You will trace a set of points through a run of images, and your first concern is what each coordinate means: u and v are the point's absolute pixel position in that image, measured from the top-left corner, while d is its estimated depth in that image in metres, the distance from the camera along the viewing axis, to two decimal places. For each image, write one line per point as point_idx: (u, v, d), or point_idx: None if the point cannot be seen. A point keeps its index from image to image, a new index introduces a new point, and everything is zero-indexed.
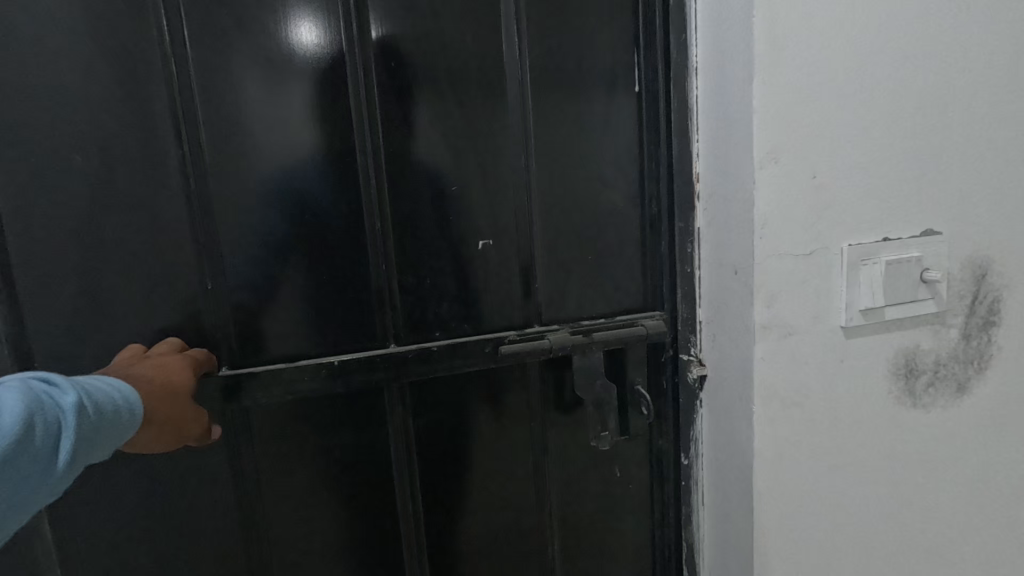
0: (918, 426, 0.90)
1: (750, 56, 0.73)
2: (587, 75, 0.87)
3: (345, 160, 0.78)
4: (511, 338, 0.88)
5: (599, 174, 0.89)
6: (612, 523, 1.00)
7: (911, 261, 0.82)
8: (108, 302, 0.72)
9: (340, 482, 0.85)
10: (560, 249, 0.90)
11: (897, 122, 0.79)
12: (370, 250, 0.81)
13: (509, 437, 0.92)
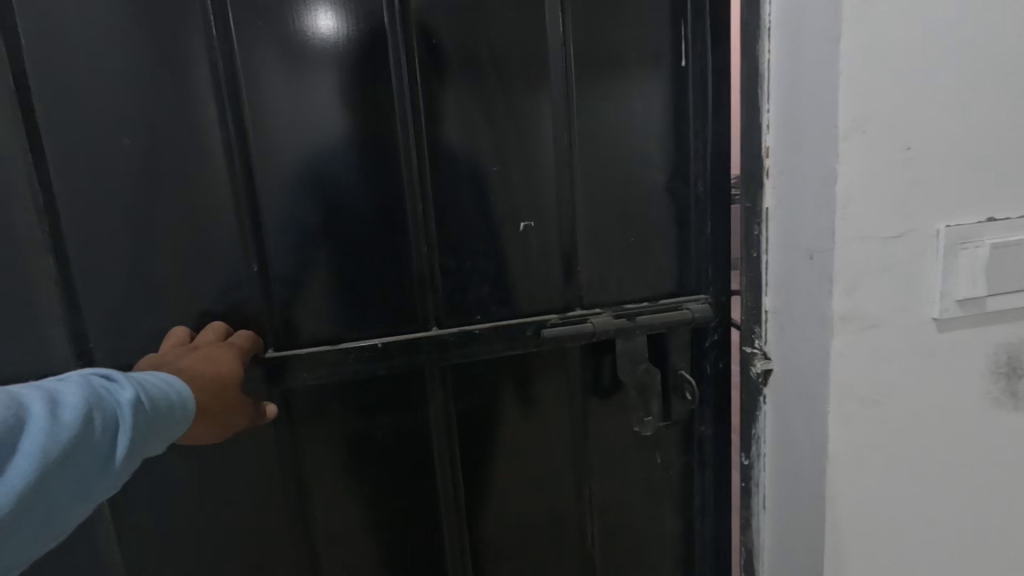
0: (1014, 429, 0.82)
1: (838, 12, 0.65)
2: (634, 51, 0.83)
3: (385, 144, 0.77)
4: (554, 322, 0.86)
5: (646, 152, 0.86)
6: (651, 512, 0.98)
7: (1020, 246, 0.74)
8: (159, 287, 0.73)
9: (382, 464, 0.85)
10: (604, 232, 0.87)
11: (1002, 88, 0.71)
12: (411, 232, 0.80)
13: (551, 423, 0.91)
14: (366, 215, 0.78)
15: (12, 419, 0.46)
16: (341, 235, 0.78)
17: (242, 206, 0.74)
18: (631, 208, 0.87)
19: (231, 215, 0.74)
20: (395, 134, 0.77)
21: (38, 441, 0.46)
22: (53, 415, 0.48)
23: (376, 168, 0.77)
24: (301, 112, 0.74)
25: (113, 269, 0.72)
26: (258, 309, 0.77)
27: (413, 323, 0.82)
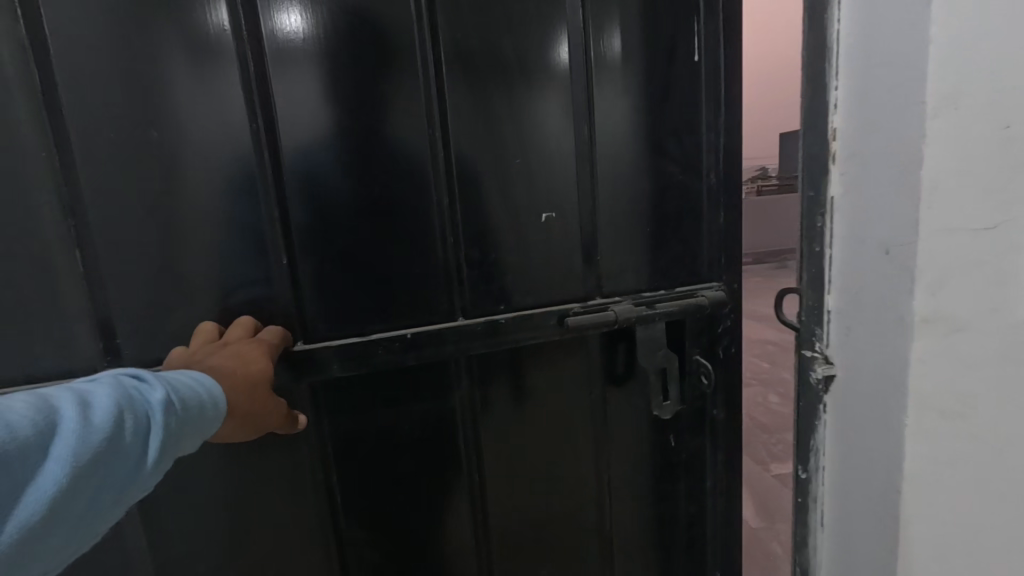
0: None
1: None
2: (646, 43, 0.84)
3: (397, 134, 0.75)
4: (576, 310, 0.85)
5: (654, 139, 0.87)
6: (666, 498, 1.00)
7: None
8: (183, 283, 0.72)
9: (405, 455, 0.84)
10: (621, 224, 0.88)
11: None
12: (436, 222, 0.78)
13: (570, 411, 0.91)
14: (390, 207, 0.76)
15: (43, 423, 0.45)
16: (365, 226, 0.76)
17: (238, 201, 0.72)
18: (640, 198, 0.88)
19: (250, 211, 0.72)
20: (416, 122, 0.76)
21: (68, 445, 0.45)
22: (84, 418, 0.47)
23: (397, 159, 0.76)
24: (316, 105, 0.72)
25: (136, 268, 0.71)
26: (281, 303, 0.75)
27: (438, 314, 0.80)
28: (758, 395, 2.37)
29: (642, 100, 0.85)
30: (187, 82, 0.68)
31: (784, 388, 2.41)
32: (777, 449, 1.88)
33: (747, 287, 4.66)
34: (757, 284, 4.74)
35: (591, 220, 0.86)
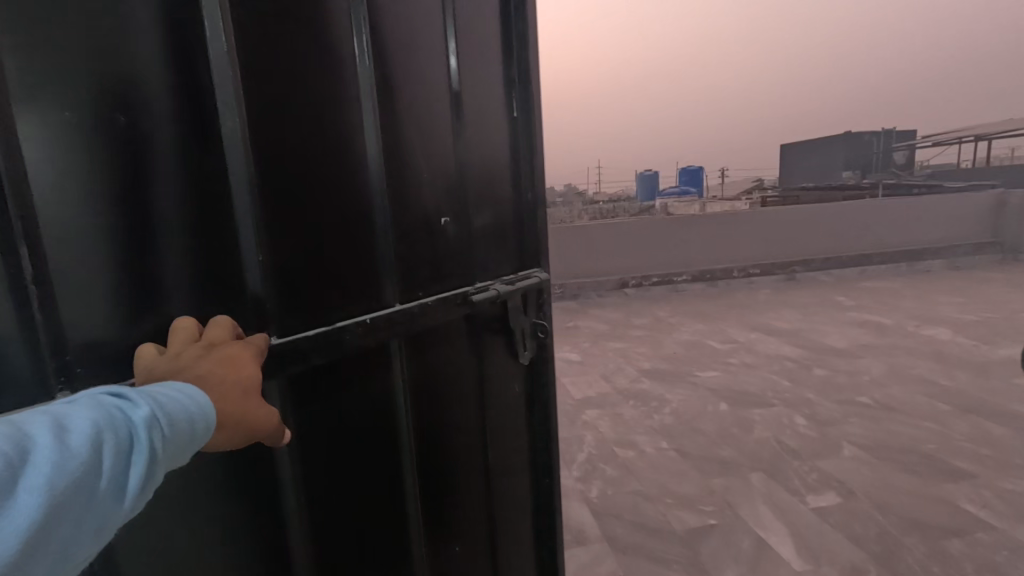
0: None
1: None
2: (490, 16, 0.78)
3: (302, 89, 0.55)
4: (473, 292, 0.76)
5: (486, 144, 0.80)
6: (524, 493, 0.94)
7: None
8: (137, 315, 0.46)
9: (350, 456, 0.64)
10: (482, 215, 0.80)
11: None
12: (369, 196, 0.63)
13: (460, 407, 0.80)
14: (332, 171, 0.59)
15: (9, 454, 0.30)
16: (274, 208, 0.54)
17: (187, 196, 0.48)
18: (488, 192, 0.81)
19: (218, 183, 0.50)
20: (320, 103, 0.57)
21: (41, 475, 0.31)
22: (58, 442, 0.32)
23: (297, 113, 0.55)
24: (240, 48, 0.50)
25: (103, 294, 0.44)
26: (251, 296, 0.53)
27: (368, 297, 0.63)
28: (783, 415, 2.23)
29: (479, 104, 0.78)
30: (29, 104, 0.39)
31: (809, 409, 2.27)
32: (812, 478, 1.75)
33: (755, 300, 4.56)
34: (765, 297, 4.64)
35: (459, 211, 0.76)
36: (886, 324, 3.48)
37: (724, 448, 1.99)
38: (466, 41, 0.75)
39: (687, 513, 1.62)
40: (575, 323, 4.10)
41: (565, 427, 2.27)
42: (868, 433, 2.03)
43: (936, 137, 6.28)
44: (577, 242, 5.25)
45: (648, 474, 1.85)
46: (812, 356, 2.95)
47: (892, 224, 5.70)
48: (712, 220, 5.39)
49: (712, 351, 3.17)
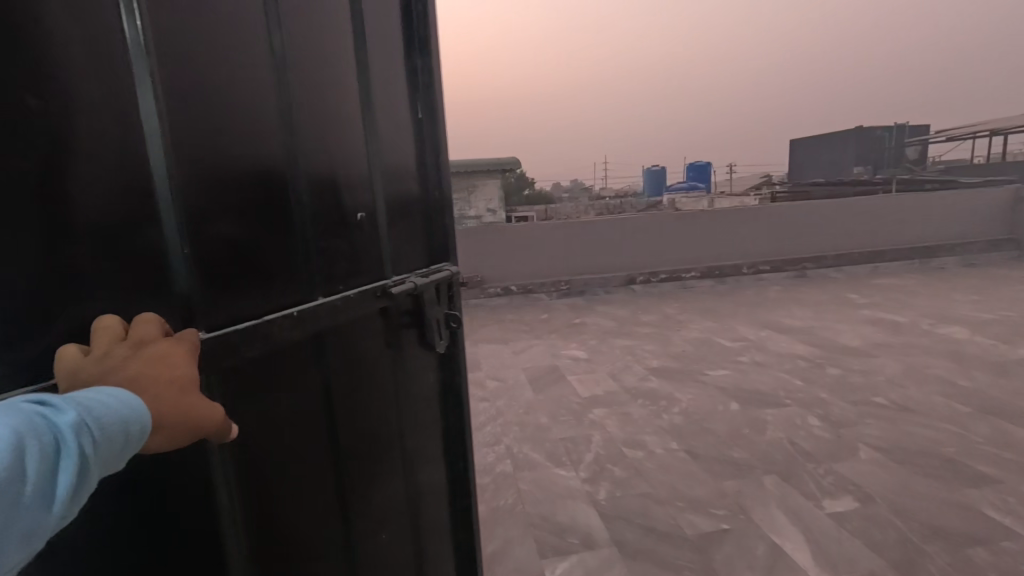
0: None
1: None
2: (392, 21, 0.81)
3: (219, 76, 0.53)
4: (391, 284, 0.77)
5: (396, 141, 0.82)
6: (438, 479, 0.98)
7: None
8: (54, 315, 0.41)
9: (275, 454, 0.62)
10: (396, 211, 0.82)
11: None
12: (289, 186, 0.62)
13: (381, 399, 0.80)
14: (253, 160, 0.57)
15: None
16: (197, 199, 0.51)
17: (107, 183, 0.43)
18: (398, 187, 0.83)
19: (140, 166, 0.46)
20: (239, 93, 0.56)
21: None
22: None
23: (213, 99, 0.53)
24: (153, 31, 0.47)
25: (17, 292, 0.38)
26: (180, 292, 0.49)
27: (292, 290, 0.62)
28: (797, 416, 2.17)
29: (388, 105, 0.80)
30: None
31: (824, 410, 2.21)
32: (828, 482, 1.69)
33: (764, 297, 4.49)
34: (775, 294, 4.57)
35: (375, 207, 0.77)
36: (900, 322, 3.41)
37: (736, 450, 1.94)
38: (375, 42, 0.77)
39: (699, 516, 1.57)
40: (582, 320, 4.05)
41: (573, 426, 2.23)
42: (885, 435, 1.97)
43: (949, 132, 6.31)
44: (585, 238, 5.20)
45: (658, 476, 1.80)
46: (825, 355, 2.88)
47: (905, 220, 5.59)
48: (721, 215, 5.31)
49: (723, 349, 3.11)
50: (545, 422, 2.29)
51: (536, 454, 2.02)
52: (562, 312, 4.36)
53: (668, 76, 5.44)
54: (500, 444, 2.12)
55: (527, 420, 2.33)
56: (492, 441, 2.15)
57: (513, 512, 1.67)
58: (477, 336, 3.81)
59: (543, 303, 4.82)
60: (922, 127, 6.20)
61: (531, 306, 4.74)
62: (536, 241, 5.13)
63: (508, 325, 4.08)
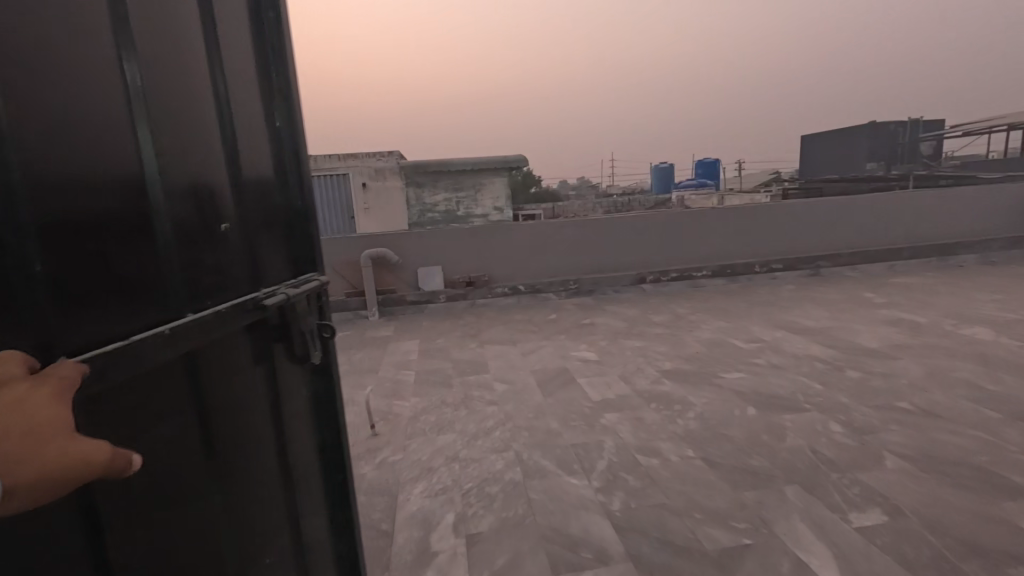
0: None
1: None
2: (241, 42, 0.84)
3: (65, 96, 0.53)
4: (262, 297, 0.80)
5: (254, 156, 0.85)
6: (318, 484, 1.01)
7: None
8: None
9: (154, 476, 0.62)
10: (258, 224, 0.85)
11: None
12: (148, 199, 0.63)
13: (255, 412, 0.82)
14: (107, 170, 0.57)
15: None
16: (48, 221, 0.50)
17: None
18: (264, 202, 0.86)
19: None
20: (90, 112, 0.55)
21: None
22: None
23: (60, 118, 0.52)
24: None
25: None
26: (40, 317, 0.48)
27: (157, 309, 0.62)
28: (817, 421, 2.09)
29: (244, 124, 0.83)
30: None
31: (845, 415, 2.13)
32: (854, 493, 1.61)
33: (778, 296, 4.39)
34: (789, 293, 4.47)
35: (238, 219, 0.80)
36: (920, 322, 3.31)
37: (755, 458, 1.86)
38: (232, 64, 0.81)
39: (719, 530, 1.50)
40: (591, 320, 3.98)
41: (584, 432, 2.16)
42: (911, 443, 1.88)
43: (968, 126, 6.23)
44: (595, 236, 5.12)
45: (674, 486, 1.73)
46: (843, 357, 2.79)
47: (922, 217, 5.47)
48: (734, 213, 5.21)
49: (737, 351, 3.03)
50: (555, 426, 2.23)
51: (547, 461, 1.95)
52: (571, 312, 4.29)
53: (678, 74, 5.43)
54: (509, 450, 2.05)
55: (538, 424, 2.26)
56: (501, 447, 2.08)
57: (524, 523, 1.61)
58: (485, 337, 3.75)
59: (551, 303, 4.75)
60: (935, 121, 6.18)
61: (540, 305, 4.67)
62: (545, 239, 5.06)
63: (516, 325, 4.01)
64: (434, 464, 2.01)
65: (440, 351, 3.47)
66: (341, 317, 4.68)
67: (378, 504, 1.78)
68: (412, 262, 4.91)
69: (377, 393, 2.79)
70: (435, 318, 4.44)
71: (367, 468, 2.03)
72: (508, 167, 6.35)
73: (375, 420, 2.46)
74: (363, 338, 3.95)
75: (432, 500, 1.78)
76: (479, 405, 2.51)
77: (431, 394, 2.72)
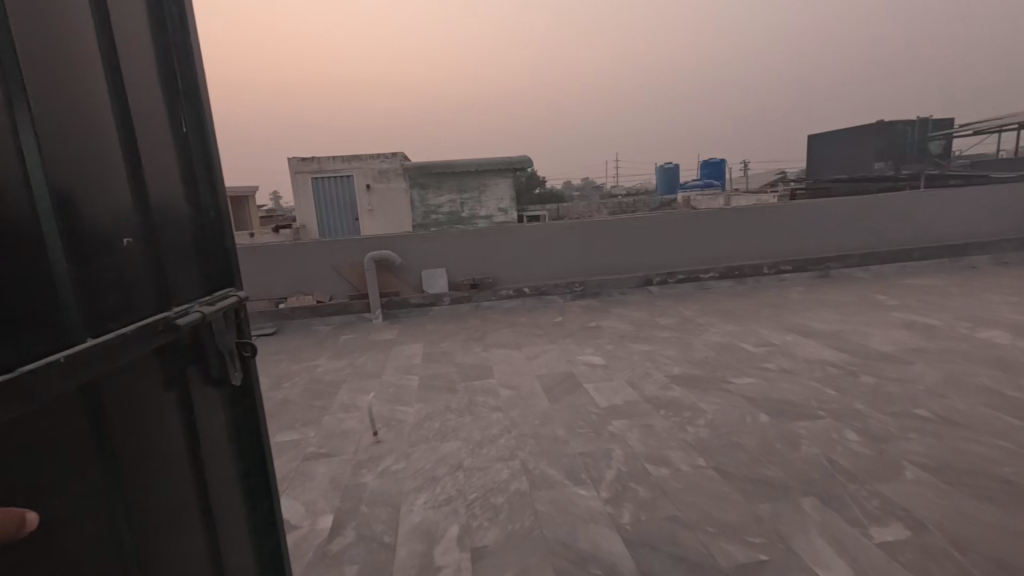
0: None
1: None
2: (140, 49, 0.79)
3: None
4: (173, 317, 0.75)
5: (160, 167, 0.81)
6: (240, 511, 0.96)
7: None
8: None
9: (49, 519, 0.57)
10: (167, 239, 0.80)
11: None
12: (36, 215, 0.58)
13: (168, 439, 0.77)
14: None
15: None
16: None
17: None
18: (173, 214, 0.83)
19: None
20: None
21: None
22: None
23: None
24: None
25: None
26: None
27: (51, 335, 0.58)
28: (832, 429, 2.03)
29: (147, 133, 0.79)
30: None
31: (861, 423, 2.07)
32: (873, 506, 1.55)
33: (787, 298, 4.31)
34: (798, 295, 4.40)
35: (146, 233, 0.75)
36: (934, 324, 3.24)
37: (768, 467, 1.80)
38: (131, 71, 0.77)
39: (733, 545, 1.44)
40: (597, 323, 3.92)
41: (591, 439, 2.10)
42: (931, 452, 1.82)
43: (977, 123, 6.28)
44: (600, 236, 5.06)
45: (685, 497, 1.67)
46: (857, 361, 2.72)
47: (933, 217, 5.38)
48: (742, 213, 5.14)
49: (747, 355, 2.96)
50: (562, 434, 2.17)
51: (553, 470, 1.90)
52: (577, 315, 4.23)
53: None
54: (515, 459, 2.00)
55: (544, 432, 2.21)
56: (506, 455, 2.03)
57: (530, 536, 1.56)
58: (489, 340, 3.69)
59: (557, 305, 4.69)
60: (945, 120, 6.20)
61: (545, 308, 4.61)
62: (551, 240, 5.00)
63: (521, 328, 3.95)
64: (438, 473, 1.96)
65: (445, 355, 3.42)
66: (344, 320, 4.64)
67: (380, 516, 1.73)
68: (416, 264, 4.87)
69: (380, 398, 2.74)
70: (439, 321, 4.39)
71: (369, 477, 1.98)
72: (512, 168, 6.44)
73: (378, 426, 2.41)
74: (367, 342, 3.91)
75: (435, 511, 1.73)
76: (483, 412, 2.46)
77: (435, 400, 2.67)
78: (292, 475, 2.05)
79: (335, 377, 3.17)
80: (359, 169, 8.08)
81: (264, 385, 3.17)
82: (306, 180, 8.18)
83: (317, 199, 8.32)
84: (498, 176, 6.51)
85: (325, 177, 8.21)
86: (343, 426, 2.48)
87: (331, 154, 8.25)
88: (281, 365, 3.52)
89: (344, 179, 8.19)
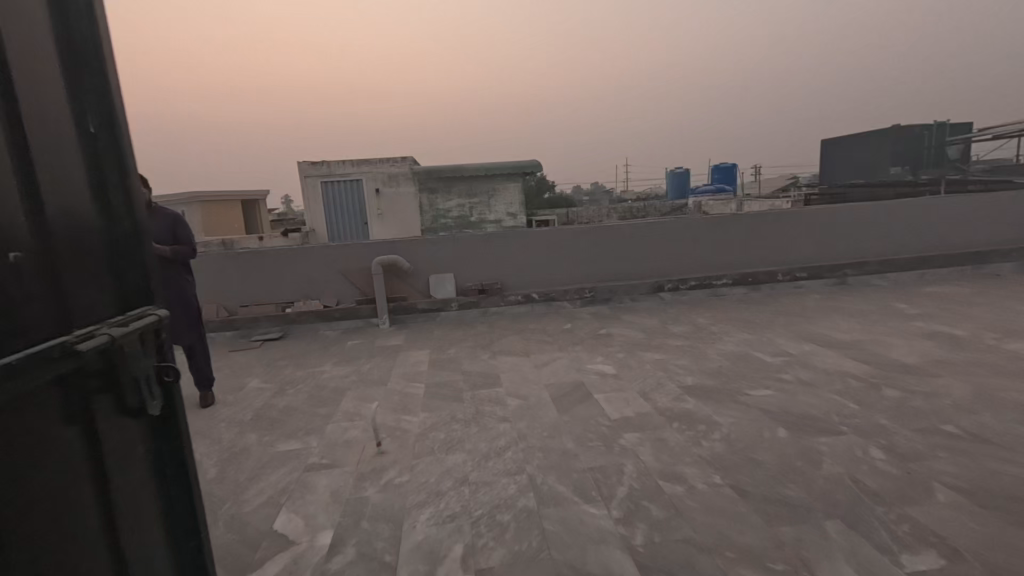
0: None
1: None
2: (38, 41, 0.71)
3: None
4: (71, 341, 0.65)
5: (61, 173, 0.73)
6: (158, 556, 0.85)
7: None
8: None
9: None
10: (67, 254, 0.72)
11: None
12: None
13: (65, 483, 0.67)
14: None
15: None
16: None
17: None
18: (77, 226, 0.74)
19: None
20: None
21: None
22: None
23: None
24: None
25: None
26: None
27: None
28: (856, 447, 1.93)
29: (45, 133, 0.70)
30: None
31: (887, 440, 1.97)
32: (903, 531, 1.46)
33: (803, 306, 4.21)
34: (815, 303, 4.29)
35: (38, 246, 0.67)
36: (959, 335, 3.13)
37: (788, 487, 1.71)
38: (26, 64, 0.69)
39: (754, 572, 1.35)
40: (608, 331, 3.84)
41: (602, 454, 2.02)
42: (963, 473, 1.72)
43: (994, 129, 6.25)
44: (611, 241, 4.98)
45: (701, 519, 1.59)
46: (879, 374, 2.62)
47: (953, 223, 5.23)
48: (756, 219, 5.04)
49: (763, 365, 2.87)
50: (571, 448, 2.09)
51: (563, 486, 1.82)
52: (587, 322, 4.15)
53: None
54: (522, 474, 1.92)
55: (553, 445, 2.13)
56: (514, 470, 1.95)
57: (537, 558, 1.48)
58: (497, 347, 3.62)
59: (566, 312, 4.61)
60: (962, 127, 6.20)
61: (554, 314, 4.53)
62: (561, 245, 4.93)
63: (530, 335, 3.88)
64: (443, 488, 1.89)
65: (451, 362, 3.36)
66: (351, 325, 4.58)
67: (382, 533, 1.66)
68: (424, 269, 4.82)
69: (384, 407, 2.68)
70: (446, 327, 4.33)
71: (371, 491, 1.91)
72: (522, 172, 6.41)
73: (383, 436, 2.35)
74: (373, 348, 3.85)
75: (439, 529, 1.65)
76: (490, 423, 2.39)
77: (441, 409, 2.60)
78: (293, 487, 1.99)
79: (340, 384, 3.11)
80: (369, 173, 8.09)
81: (268, 392, 3.12)
82: (316, 184, 8.19)
83: (327, 203, 8.32)
84: (508, 180, 6.47)
85: (335, 181, 8.22)
86: (347, 435, 2.42)
87: (341, 159, 8.28)
88: (286, 371, 3.47)
89: (354, 183, 8.20)
